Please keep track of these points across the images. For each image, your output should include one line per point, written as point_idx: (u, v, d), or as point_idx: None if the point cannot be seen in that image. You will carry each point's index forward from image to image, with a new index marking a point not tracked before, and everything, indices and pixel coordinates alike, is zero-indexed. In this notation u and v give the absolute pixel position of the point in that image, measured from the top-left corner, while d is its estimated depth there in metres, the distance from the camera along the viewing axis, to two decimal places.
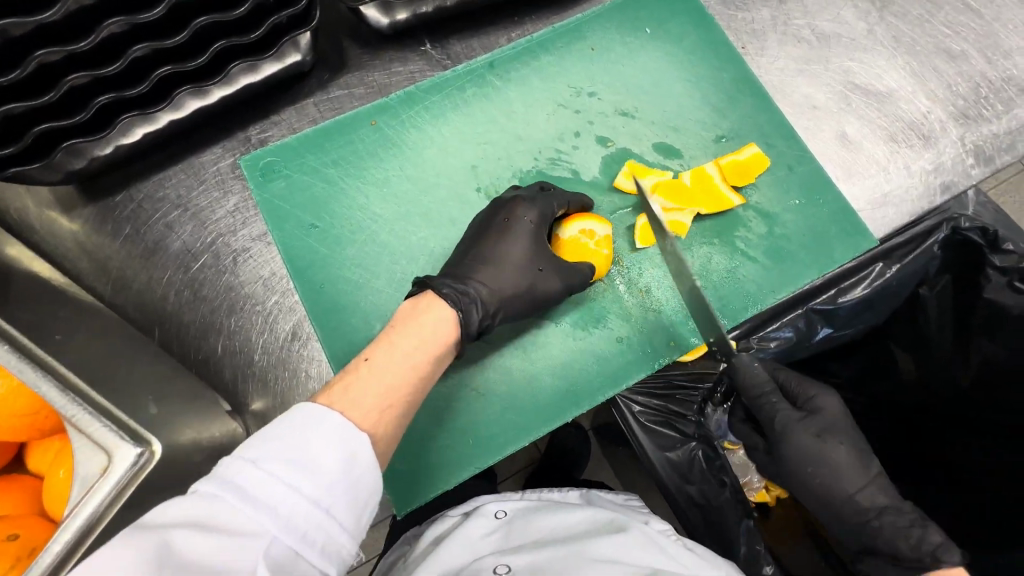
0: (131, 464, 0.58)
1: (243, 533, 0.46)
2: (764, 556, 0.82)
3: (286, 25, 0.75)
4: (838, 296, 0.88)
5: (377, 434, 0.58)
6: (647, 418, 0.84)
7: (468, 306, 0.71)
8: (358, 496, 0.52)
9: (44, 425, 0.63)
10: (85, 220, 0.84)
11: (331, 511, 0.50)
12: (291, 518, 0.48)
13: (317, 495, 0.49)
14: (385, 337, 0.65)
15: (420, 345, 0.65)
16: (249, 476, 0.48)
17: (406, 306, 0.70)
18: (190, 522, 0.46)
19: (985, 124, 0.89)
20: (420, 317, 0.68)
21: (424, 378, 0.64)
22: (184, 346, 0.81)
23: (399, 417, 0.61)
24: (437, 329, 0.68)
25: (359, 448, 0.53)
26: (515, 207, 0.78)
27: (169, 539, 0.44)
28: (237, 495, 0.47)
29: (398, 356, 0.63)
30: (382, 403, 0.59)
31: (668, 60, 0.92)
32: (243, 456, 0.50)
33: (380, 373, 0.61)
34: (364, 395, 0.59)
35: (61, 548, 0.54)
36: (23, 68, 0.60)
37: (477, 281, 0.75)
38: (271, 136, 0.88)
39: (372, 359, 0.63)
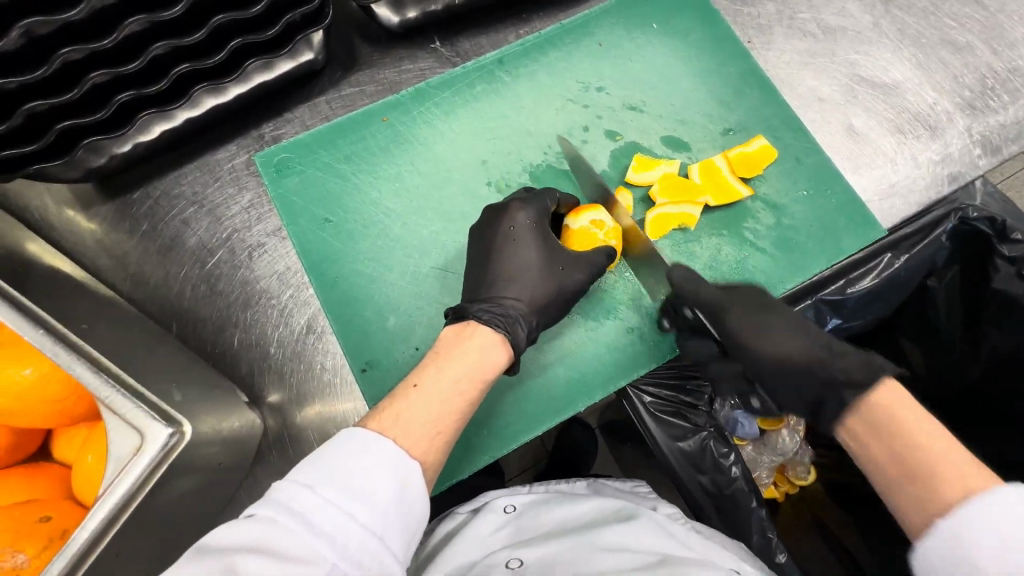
0: (163, 444, 0.60)
1: (301, 558, 0.46)
2: (777, 545, 0.81)
3: (300, 23, 0.76)
4: (847, 287, 0.86)
5: (427, 462, 0.58)
6: (657, 408, 0.84)
7: (513, 326, 0.71)
8: (409, 523, 0.53)
9: (74, 412, 0.64)
10: (102, 217, 0.85)
11: (384, 538, 0.50)
12: (347, 546, 0.48)
13: (371, 522, 0.50)
14: (431, 362, 0.65)
15: (468, 371, 0.64)
16: (306, 502, 0.49)
17: (449, 332, 0.69)
18: (248, 545, 0.46)
19: (991, 115, 0.90)
20: (464, 343, 0.67)
21: (471, 404, 0.64)
22: (201, 339, 0.83)
23: (446, 444, 0.61)
24: (483, 355, 0.67)
25: (412, 477, 0.54)
26: (513, 213, 0.77)
27: (235, 564, 0.45)
28: (295, 520, 0.48)
29: (446, 383, 0.62)
30: (431, 433, 0.59)
31: (675, 54, 0.93)
32: (298, 481, 0.51)
33: (428, 401, 0.61)
34: (414, 423, 0.59)
35: (97, 525, 0.56)
36: (48, 66, 0.61)
37: (512, 299, 0.75)
38: (284, 133, 0.89)
39: (419, 384, 0.62)
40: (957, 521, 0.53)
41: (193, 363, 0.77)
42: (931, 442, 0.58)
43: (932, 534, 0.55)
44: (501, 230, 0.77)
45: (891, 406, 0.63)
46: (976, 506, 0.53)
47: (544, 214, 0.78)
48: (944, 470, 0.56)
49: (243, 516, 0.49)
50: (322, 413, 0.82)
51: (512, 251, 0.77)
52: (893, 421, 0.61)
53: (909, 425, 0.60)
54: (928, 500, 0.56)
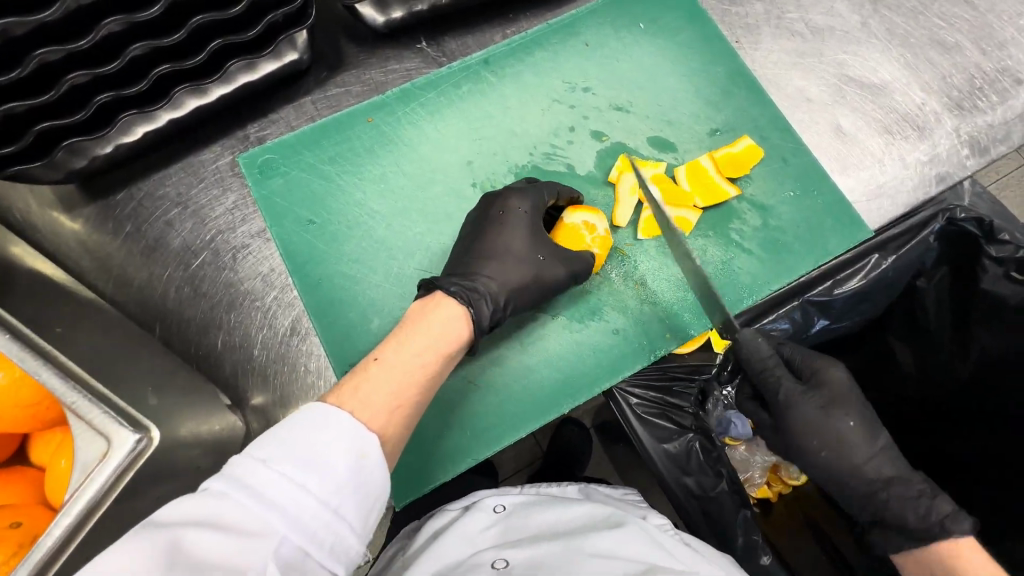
0: (130, 449, 0.58)
1: (253, 531, 0.46)
2: (761, 547, 0.82)
3: (282, 24, 0.76)
4: (835, 287, 0.86)
5: (386, 435, 0.58)
6: (644, 410, 0.84)
7: (479, 302, 0.71)
8: (367, 494, 0.53)
9: (45, 416, 0.63)
10: (86, 219, 0.85)
11: (339, 511, 0.50)
12: (300, 517, 0.48)
13: (326, 495, 0.50)
14: (394, 336, 0.65)
15: (432, 344, 0.65)
16: (260, 476, 0.49)
17: (415, 306, 0.69)
18: (199, 520, 0.46)
19: (980, 115, 0.89)
20: (429, 315, 0.67)
21: (434, 376, 0.64)
22: (184, 342, 0.83)
23: (408, 417, 0.61)
24: (446, 328, 0.67)
25: (369, 449, 0.54)
26: (507, 199, 0.78)
27: (181, 538, 0.44)
28: (249, 495, 0.48)
29: (409, 356, 0.63)
30: (391, 404, 0.59)
31: (663, 54, 0.93)
32: (253, 455, 0.50)
33: (390, 374, 0.61)
34: (374, 395, 0.58)
35: (60, 534, 0.54)
36: (23, 67, 0.61)
37: (485, 278, 0.74)
38: (270, 134, 0.89)
39: (381, 358, 0.62)
40: None
41: (175, 366, 0.77)
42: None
43: None
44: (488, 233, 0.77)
45: (959, 558, 0.67)
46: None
47: (532, 217, 0.77)
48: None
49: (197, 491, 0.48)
50: None
51: (497, 252, 0.76)
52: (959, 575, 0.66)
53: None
54: None
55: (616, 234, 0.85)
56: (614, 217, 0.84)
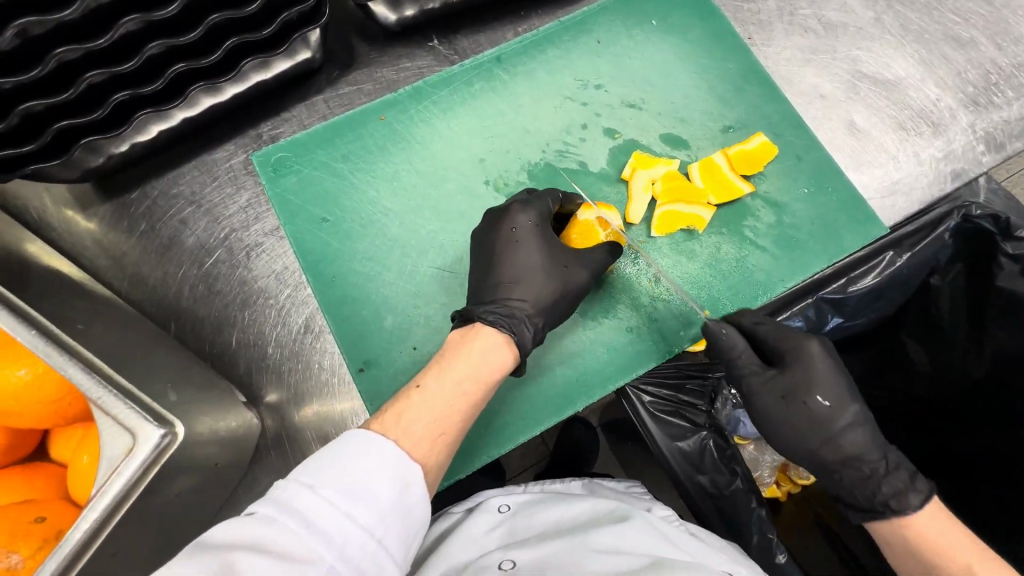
0: (156, 445, 0.59)
1: (302, 560, 0.46)
2: (776, 545, 0.82)
3: (297, 22, 0.76)
4: (849, 285, 0.86)
5: (428, 463, 0.58)
6: (658, 408, 0.84)
7: (518, 327, 0.71)
8: (408, 527, 0.53)
9: (69, 412, 0.64)
10: (101, 217, 0.86)
11: (381, 540, 0.50)
12: (345, 546, 0.48)
13: (370, 523, 0.50)
14: (436, 363, 0.65)
15: (472, 373, 0.65)
16: (306, 500, 0.49)
17: (455, 335, 0.69)
18: (248, 543, 0.46)
19: (995, 111, 0.89)
20: (469, 344, 0.67)
21: (474, 405, 0.64)
22: (199, 339, 0.83)
23: (449, 445, 0.61)
24: (487, 357, 0.67)
25: (412, 479, 0.54)
26: (513, 214, 0.76)
27: (233, 563, 0.44)
28: (296, 520, 0.48)
29: (449, 384, 0.63)
30: (434, 433, 0.60)
31: (675, 51, 0.92)
32: (300, 480, 0.51)
33: (432, 403, 0.61)
34: (416, 424, 0.59)
35: (89, 527, 0.55)
36: (43, 65, 0.61)
37: (518, 300, 0.74)
38: (282, 133, 0.89)
39: (422, 386, 0.62)
40: None
41: (192, 362, 0.77)
42: (956, 563, 0.65)
43: None
44: (501, 232, 0.76)
45: (918, 525, 0.70)
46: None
47: (546, 211, 0.78)
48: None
49: (245, 514, 0.48)
50: (319, 413, 0.82)
51: (512, 251, 0.76)
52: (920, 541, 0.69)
53: (939, 549, 0.67)
54: None
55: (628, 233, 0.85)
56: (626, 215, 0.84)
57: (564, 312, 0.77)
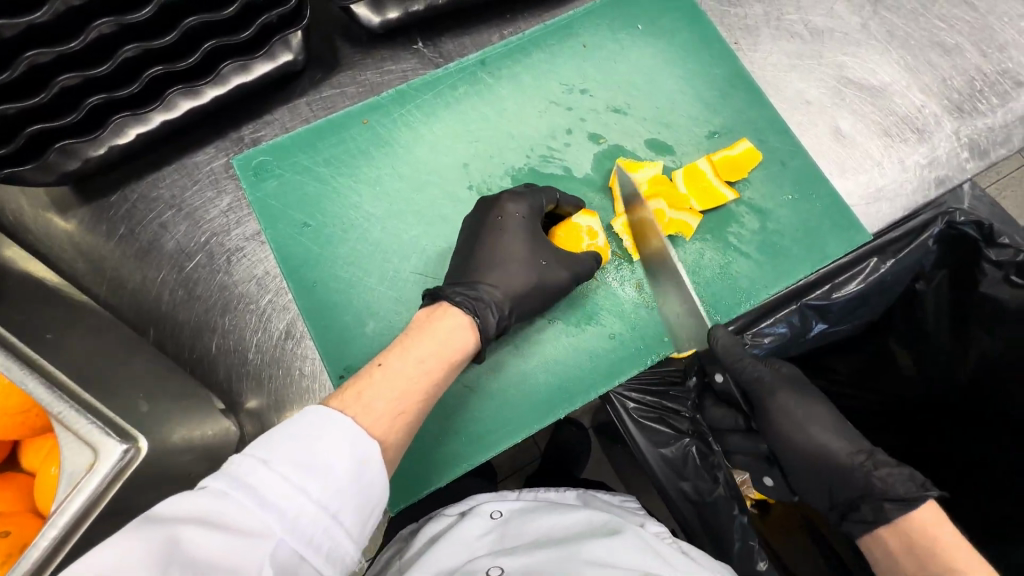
0: (118, 459, 0.57)
1: (250, 531, 0.46)
2: (757, 552, 0.81)
3: (276, 25, 0.75)
4: (833, 291, 0.84)
5: (388, 442, 0.58)
6: (641, 414, 0.83)
7: (484, 310, 0.71)
8: (366, 502, 0.53)
9: (36, 423, 0.63)
10: (80, 220, 0.84)
11: (336, 515, 0.50)
12: (298, 520, 0.48)
13: (325, 499, 0.50)
14: (399, 342, 0.64)
15: (435, 352, 0.64)
16: (260, 475, 0.48)
17: (419, 315, 0.69)
18: (199, 518, 0.46)
19: (980, 118, 0.89)
20: (434, 323, 0.67)
21: (437, 384, 0.63)
22: (178, 345, 0.82)
23: (410, 425, 0.60)
24: (451, 337, 0.66)
25: (370, 454, 0.53)
26: (504, 204, 0.76)
27: (178, 535, 0.44)
28: (250, 496, 0.47)
29: (412, 362, 0.62)
30: (394, 411, 0.59)
31: (661, 56, 0.92)
32: (255, 455, 0.50)
33: (393, 380, 0.60)
34: (376, 401, 0.58)
35: (48, 544, 0.54)
36: (13, 69, 0.60)
37: (489, 285, 0.74)
38: (264, 136, 0.88)
39: (384, 363, 0.62)
40: None
41: (170, 369, 0.76)
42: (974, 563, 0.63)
43: None
44: (485, 240, 0.76)
45: (931, 527, 0.67)
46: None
47: (537, 207, 0.77)
48: None
49: (196, 487, 0.48)
50: None
51: (498, 239, 0.76)
52: (931, 545, 0.65)
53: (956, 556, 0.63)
54: None
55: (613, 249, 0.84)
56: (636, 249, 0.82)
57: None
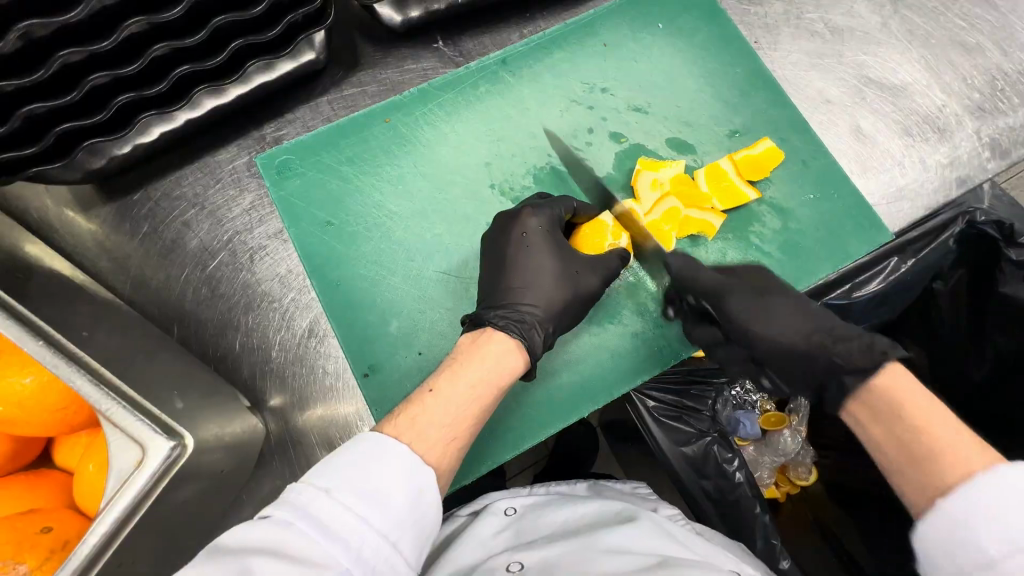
0: (165, 457, 0.59)
1: (317, 561, 0.46)
2: (780, 551, 0.82)
3: (302, 23, 0.76)
4: (853, 291, 0.87)
5: (440, 469, 0.58)
6: (662, 413, 0.84)
7: (529, 332, 0.71)
8: (422, 532, 0.53)
9: (76, 421, 0.64)
10: (103, 218, 0.85)
11: (397, 544, 0.50)
12: (362, 551, 0.48)
13: (386, 527, 0.50)
14: (448, 367, 0.64)
15: (485, 378, 0.64)
16: (322, 505, 0.49)
17: (467, 339, 0.69)
18: (266, 548, 0.46)
19: (1001, 117, 0.89)
20: (483, 349, 0.67)
21: (487, 410, 0.63)
22: (203, 343, 0.83)
23: (461, 450, 0.60)
24: (500, 362, 0.66)
25: (426, 484, 0.54)
26: (525, 219, 0.76)
27: (252, 568, 0.44)
28: (313, 525, 0.48)
29: (463, 389, 0.62)
30: (446, 438, 0.59)
31: (680, 55, 0.92)
32: (315, 485, 0.50)
33: (446, 407, 0.60)
34: (430, 429, 0.58)
35: (96, 542, 0.55)
36: (47, 67, 0.61)
37: (529, 305, 0.74)
38: (286, 134, 0.88)
39: (436, 390, 0.61)
40: (955, 502, 0.51)
41: (195, 366, 0.77)
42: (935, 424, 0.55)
43: (925, 520, 0.53)
44: (514, 241, 0.76)
45: (892, 396, 0.59)
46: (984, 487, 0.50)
47: (558, 216, 0.78)
48: (944, 455, 0.53)
49: (258, 517, 0.48)
50: (324, 416, 0.82)
51: (526, 260, 0.76)
52: (896, 409, 0.58)
53: (912, 409, 0.57)
54: (918, 490, 0.54)
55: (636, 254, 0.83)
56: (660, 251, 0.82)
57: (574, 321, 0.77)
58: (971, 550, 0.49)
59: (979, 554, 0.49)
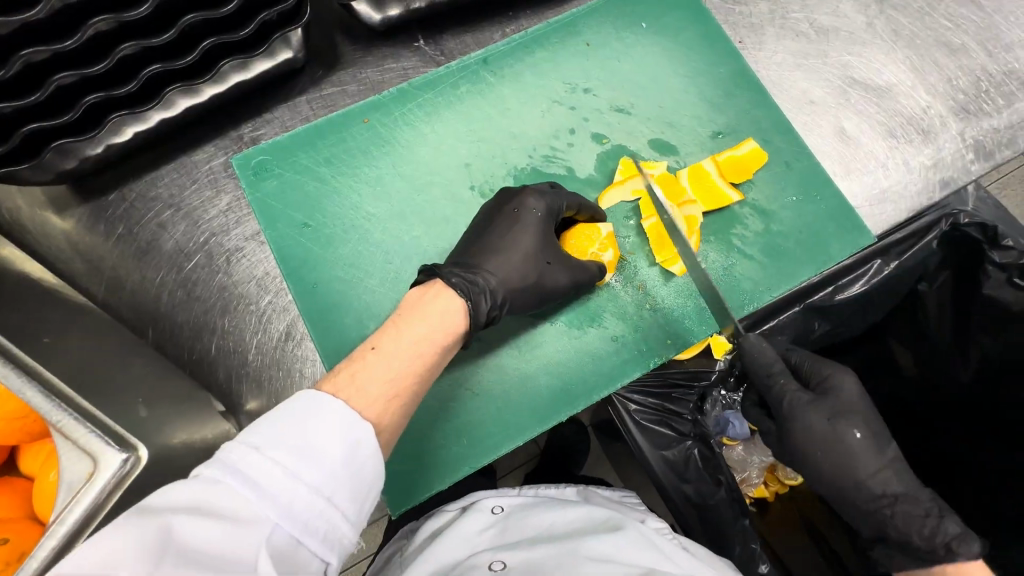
0: (117, 470, 0.58)
1: (243, 516, 0.45)
2: (759, 555, 0.83)
3: (276, 22, 0.74)
4: (835, 294, 0.87)
5: (382, 424, 0.57)
6: (643, 417, 0.83)
7: (478, 296, 0.69)
8: (360, 485, 0.52)
9: (34, 429, 0.63)
10: (77, 219, 0.83)
11: (331, 499, 0.50)
12: (292, 505, 0.47)
13: (319, 483, 0.49)
14: (391, 325, 0.63)
15: (428, 334, 0.63)
16: (252, 462, 0.48)
17: (413, 294, 0.67)
18: (191, 506, 0.45)
19: (986, 118, 0.88)
20: (427, 305, 0.65)
21: (431, 365, 0.62)
22: (177, 346, 0.81)
23: (405, 407, 0.59)
24: (445, 318, 0.65)
25: (364, 436, 0.53)
26: (525, 197, 0.76)
27: (170, 525, 0.43)
28: (242, 482, 0.47)
29: (405, 345, 0.61)
30: (388, 394, 0.58)
31: (664, 55, 0.91)
32: (246, 442, 0.49)
33: (387, 363, 0.59)
34: (369, 384, 0.57)
35: (49, 551, 0.53)
36: (8, 67, 0.59)
37: (486, 271, 0.72)
38: (263, 134, 0.87)
39: (378, 347, 0.61)
40: None
41: None
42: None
43: None
44: (495, 249, 0.75)
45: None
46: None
47: (554, 207, 0.77)
48: None
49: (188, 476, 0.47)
50: None
51: (503, 265, 0.75)
52: None
53: None
54: None
55: (633, 260, 0.83)
56: (664, 258, 0.81)
57: None
58: None
59: None
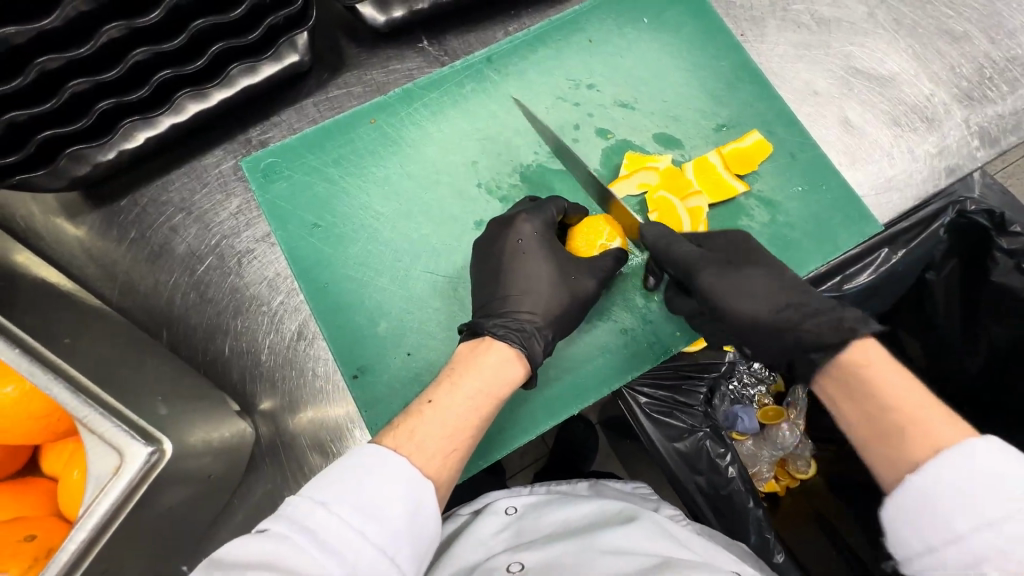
0: (143, 462, 0.58)
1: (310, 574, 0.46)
2: (774, 545, 0.82)
3: (284, 25, 0.75)
4: (843, 283, 0.88)
5: (441, 479, 0.58)
6: (653, 409, 0.84)
7: (529, 340, 0.71)
8: (420, 547, 0.53)
9: (58, 429, 0.64)
10: (89, 225, 0.85)
11: (395, 558, 0.51)
12: (357, 565, 0.48)
13: (382, 541, 0.50)
14: (447, 378, 0.65)
15: (482, 388, 0.64)
16: (318, 517, 0.49)
17: (463, 349, 0.70)
18: (263, 561, 0.46)
19: (990, 105, 0.88)
20: (481, 359, 0.67)
21: (486, 418, 0.64)
22: (192, 348, 0.83)
23: (461, 460, 0.60)
24: (498, 372, 0.67)
25: (425, 496, 0.54)
26: (516, 225, 0.76)
27: None
28: (309, 539, 0.48)
29: (461, 399, 0.62)
30: (447, 448, 0.59)
31: (666, 51, 0.91)
32: (314, 498, 0.51)
33: (444, 418, 0.61)
34: (429, 439, 0.59)
35: (75, 548, 0.54)
36: (25, 75, 0.61)
37: (528, 313, 0.74)
38: (271, 137, 0.88)
39: (435, 401, 0.62)
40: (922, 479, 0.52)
41: (182, 371, 0.76)
42: (897, 398, 0.56)
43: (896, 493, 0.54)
44: (509, 244, 0.76)
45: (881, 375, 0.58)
46: (951, 462, 0.51)
47: (549, 221, 0.78)
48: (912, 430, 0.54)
49: (258, 531, 0.49)
50: (313, 420, 0.82)
51: (510, 258, 0.76)
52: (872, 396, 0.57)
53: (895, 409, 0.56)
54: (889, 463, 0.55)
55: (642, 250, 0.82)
56: None
57: (568, 321, 0.76)
58: (940, 524, 0.50)
59: (946, 529, 0.50)
